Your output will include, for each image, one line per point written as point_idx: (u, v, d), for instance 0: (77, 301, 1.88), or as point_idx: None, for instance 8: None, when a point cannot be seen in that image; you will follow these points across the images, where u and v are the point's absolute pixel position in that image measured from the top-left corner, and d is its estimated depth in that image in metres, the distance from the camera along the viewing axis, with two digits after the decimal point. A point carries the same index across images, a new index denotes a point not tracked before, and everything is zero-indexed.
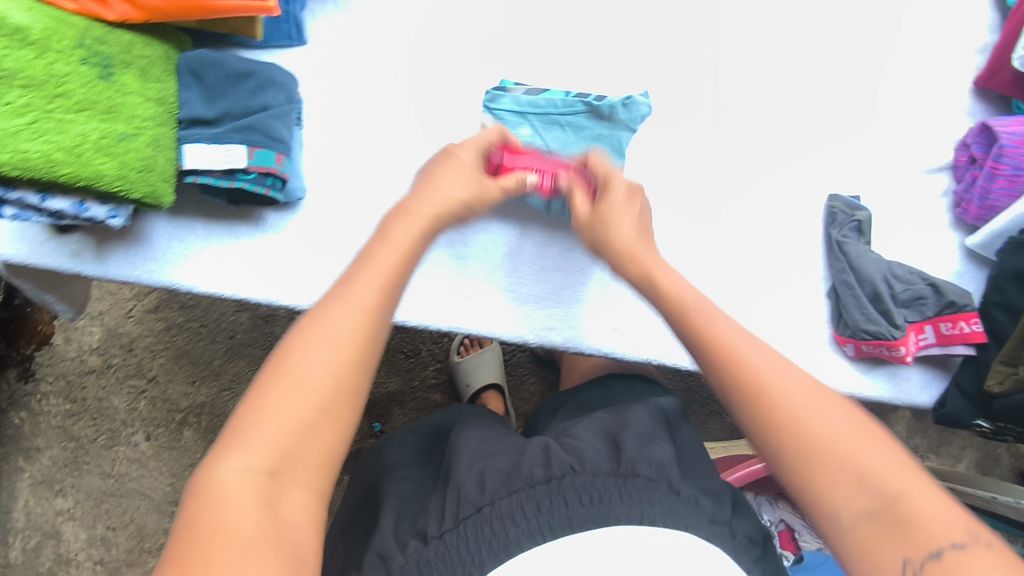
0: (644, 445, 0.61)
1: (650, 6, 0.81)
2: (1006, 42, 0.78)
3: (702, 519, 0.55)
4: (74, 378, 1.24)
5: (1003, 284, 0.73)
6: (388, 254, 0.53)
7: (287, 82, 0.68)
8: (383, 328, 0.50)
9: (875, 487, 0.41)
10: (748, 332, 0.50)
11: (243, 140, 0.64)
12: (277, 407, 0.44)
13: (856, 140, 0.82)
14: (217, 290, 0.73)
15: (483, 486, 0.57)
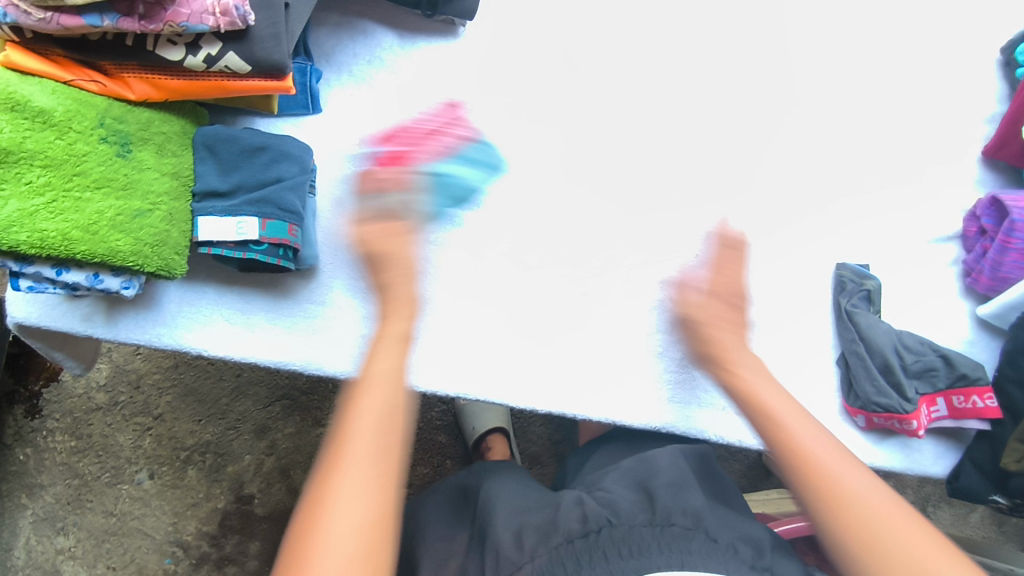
0: (677, 493, 0.63)
1: (660, 73, 0.82)
2: (1015, 115, 0.78)
3: (741, 567, 0.56)
4: (79, 416, 1.23)
5: (1017, 359, 0.72)
6: (368, 409, 0.52)
7: (300, 153, 0.69)
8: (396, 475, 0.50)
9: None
10: (778, 391, 0.59)
11: (255, 213, 0.65)
12: None
13: (867, 206, 0.82)
14: (226, 354, 0.74)
15: (521, 545, 0.58)
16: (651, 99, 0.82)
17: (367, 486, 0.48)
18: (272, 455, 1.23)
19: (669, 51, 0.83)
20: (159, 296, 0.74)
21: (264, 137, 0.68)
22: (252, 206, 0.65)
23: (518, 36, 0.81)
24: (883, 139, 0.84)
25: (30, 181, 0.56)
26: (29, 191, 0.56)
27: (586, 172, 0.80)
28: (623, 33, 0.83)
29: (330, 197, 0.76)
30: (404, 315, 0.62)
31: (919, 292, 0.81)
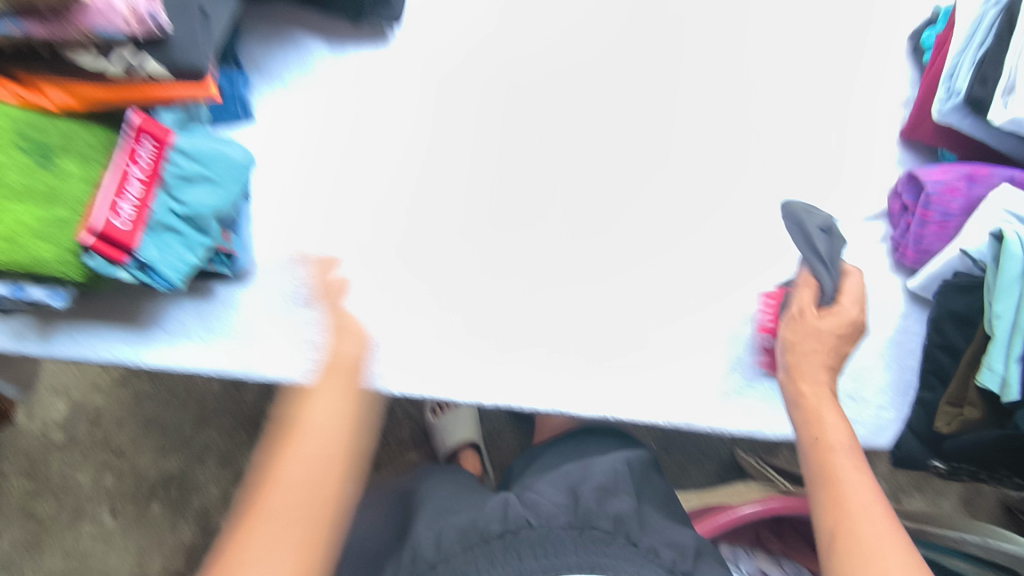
0: (603, 498, 0.63)
1: (588, 72, 0.85)
2: (925, 97, 0.82)
3: (659, 570, 0.56)
4: (39, 455, 1.30)
5: (943, 326, 0.75)
6: (321, 437, 0.54)
7: (214, 165, 0.64)
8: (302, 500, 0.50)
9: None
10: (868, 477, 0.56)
11: (182, 243, 0.64)
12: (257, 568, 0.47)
13: (796, 191, 0.85)
14: (163, 363, 0.73)
15: (439, 544, 0.58)
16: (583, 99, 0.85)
17: (284, 488, 0.51)
18: (237, 484, 1.29)
19: (598, 51, 0.86)
20: (101, 307, 0.73)
21: (210, 143, 0.64)
22: (196, 235, 0.64)
23: (450, 43, 0.83)
24: (810, 130, 0.87)
25: None
26: None
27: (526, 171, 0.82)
28: (552, 35, 0.85)
29: (269, 207, 0.77)
30: (337, 391, 0.59)
31: (850, 271, 0.84)
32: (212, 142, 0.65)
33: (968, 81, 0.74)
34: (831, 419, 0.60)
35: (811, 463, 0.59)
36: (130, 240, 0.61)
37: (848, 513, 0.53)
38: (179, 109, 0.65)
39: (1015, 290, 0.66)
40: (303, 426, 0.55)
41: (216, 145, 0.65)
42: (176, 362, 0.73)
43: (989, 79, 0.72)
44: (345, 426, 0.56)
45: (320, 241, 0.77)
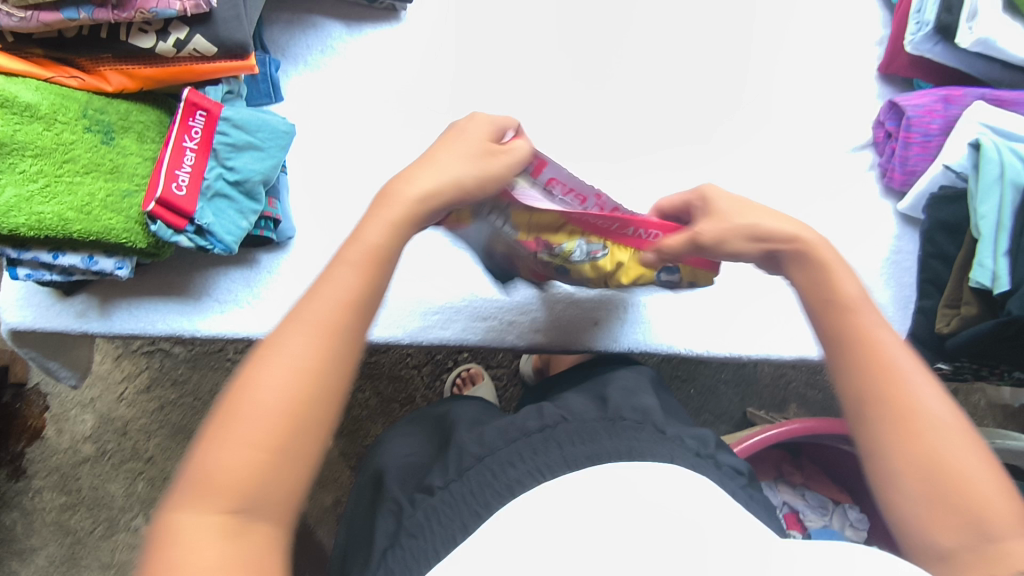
0: (629, 396, 0.70)
1: (585, 37, 0.92)
2: (898, 34, 0.89)
3: (688, 452, 0.61)
4: (67, 471, 1.33)
5: (934, 236, 0.81)
6: (359, 250, 0.51)
7: (259, 136, 0.69)
8: (325, 357, 0.47)
9: (947, 462, 0.50)
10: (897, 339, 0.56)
11: (234, 209, 0.69)
12: (242, 423, 0.45)
13: (784, 134, 0.92)
14: (218, 331, 0.78)
15: (483, 440, 0.63)
16: (581, 63, 0.91)
17: (283, 365, 0.46)
18: None
19: (593, 19, 0.92)
20: (156, 284, 0.77)
21: (250, 113, 0.69)
22: (244, 199, 0.69)
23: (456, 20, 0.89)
24: (794, 76, 0.94)
25: (23, 170, 0.61)
26: (23, 180, 0.61)
27: (536, 133, 0.88)
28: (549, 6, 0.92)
29: (303, 180, 0.82)
30: (384, 225, 0.53)
31: (841, 199, 0.91)
32: (257, 113, 0.70)
33: (935, 11, 0.80)
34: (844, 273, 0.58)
35: (850, 340, 0.56)
36: (189, 207, 0.66)
37: (887, 382, 0.53)
38: (223, 82, 0.70)
39: (996, 191, 0.73)
40: (306, 302, 0.49)
41: (262, 117, 0.70)
42: (231, 330, 0.78)
43: (954, 7, 0.79)
44: (343, 315, 0.49)
45: (354, 209, 0.82)
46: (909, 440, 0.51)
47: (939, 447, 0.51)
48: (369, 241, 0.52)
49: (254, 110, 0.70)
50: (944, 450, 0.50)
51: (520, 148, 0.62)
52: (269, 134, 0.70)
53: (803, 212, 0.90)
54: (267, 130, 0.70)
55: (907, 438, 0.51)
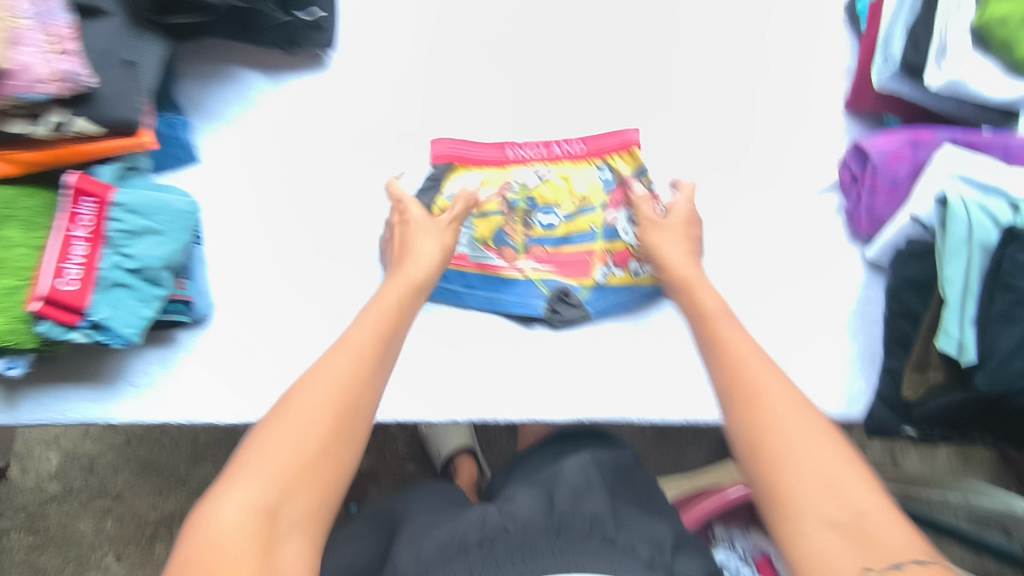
0: (577, 502, 0.64)
1: (530, 75, 0.85)
2: (865, 66, 0.83)
3: (637, 566, 0.57)
4: (33, 510, 1.28)
5: (901, 294, 0.76)
6: (368, 331, 0.57)
7: (161, 224, 0.64)
8: (343, 400, 0.51)
9: (844, 498, 0.46)
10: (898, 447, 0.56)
11: (136, 299, 0.64)
12: (279, 446, 0.47)
13: (745, 174, 0.86)
14: (131, 418, 0.73)
15: (420, 558, 0.59)
16: (527, 105, 0.84)
17: (253, 483, 0.45)
18: None
19: (540, 56, 0.86)
20: (66, 369, 0.73)
21: (149, 195, 0.63)
22: (146, 289, 0.64)
23: (390, 63, 0.83)
24: (758, 112, 0.87)
25: None
26: None
27: None
28: (492, 44, 0.85)
29: (223, 248, 0.76)
30: (361, 346, 0.55)
31: (807, 245, 0.84)
32: (157, 195, 0.64)
33: (902, 48, 0.74)
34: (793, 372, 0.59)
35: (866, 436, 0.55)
36: (81, 302, 0.61)
37: (768, 431, 0.50)
38: (117, 159, 0.63)
39: (964, 253, 0.67)
40: (289, 406, 0.50)
41: (164, 201, 0.64)
42: (146, 416, 0.73)
43: (921, 44, 0.72)
44: (326, 431, 0.49)
45: (277, 275, 0.76)
46: (793, 488, 0.47)
47: (841, 490, 0.46)
48: (377, 317, 0.59)
49: (152, 192, 0.64)
50: None
51: (457, 208, 0.72)
52: (173, 220, 0.64)
53: (766, 261, 0.84)
54: (170, 218, 0.64)
55: (795, 476, 0.47)
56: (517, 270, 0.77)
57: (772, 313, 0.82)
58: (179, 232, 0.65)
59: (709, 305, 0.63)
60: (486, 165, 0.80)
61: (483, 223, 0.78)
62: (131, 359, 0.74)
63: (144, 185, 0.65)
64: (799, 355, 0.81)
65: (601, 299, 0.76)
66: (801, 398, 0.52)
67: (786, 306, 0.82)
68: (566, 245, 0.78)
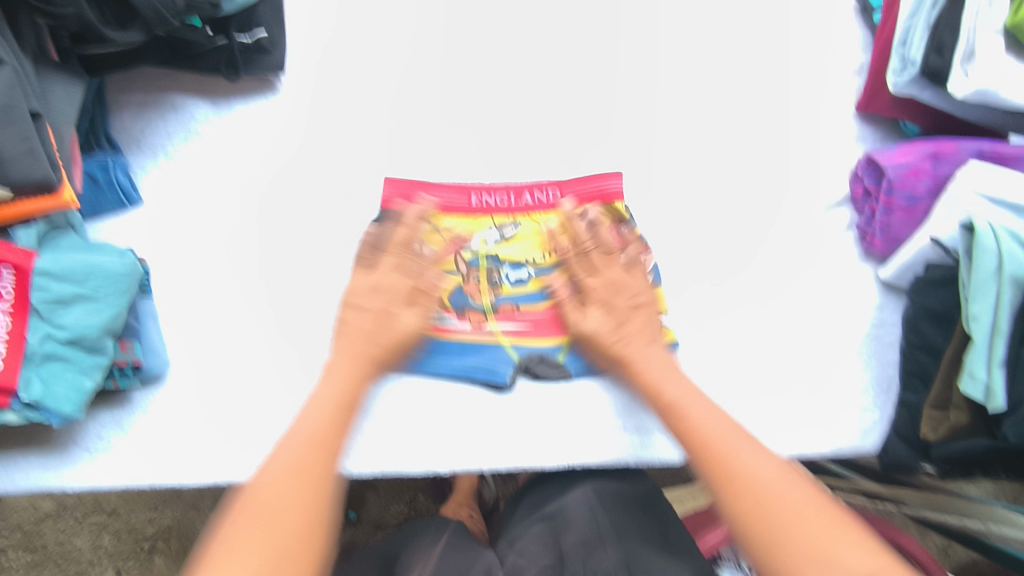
0: (588, 557, 0.60)
1: (509, 85, 0.77)
2: (878, 66, 0.74)
3: None
4: (30, 528, 1.09)
5: (919, 324, 0.69)
6: (333, 389, 0.58)
7: (95, 291, 0.57)
8: (270, 474, 0.50)
9: (838, 564, 0.45)
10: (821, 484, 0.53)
11: (74, 370, 0.58)
12: (243, 532, 0.46)
13: (749, 187, 0.78)
14: (88, 485, 0.67)
15: None
16: (505, 120, 0.76)
17: (234, 570, 0.44)
18: None
19: (518, 63, 0.78)
20: (14, 437, 0.67)
21: (78, 260, 0.57)
22: (85, 360, 0.58)
23: (352, 81, 0.75)
24: (760, 119, 0.79)
25: None
26: None
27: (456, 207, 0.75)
28: (463, 51, 0.77)
29: (176, 296, 0.69)
30: (318, 414, 0.56)
31: (815, 265, 0.77)
32: (90, 259, 0.58)
33: (923, 50, 0.66)
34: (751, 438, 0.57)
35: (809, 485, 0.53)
36: (11, 382, 0.55)
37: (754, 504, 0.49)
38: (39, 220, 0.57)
39: (992, 287, 0.60)
40: (253, 501, 0.48)
41: (100, 264, 0.58)
42: (104, 482, 0.67)
43: (946, 47, 0.64)
44: (296, 528, 0.47)
45: (232, 322, 0.69)
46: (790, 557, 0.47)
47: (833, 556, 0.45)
48: (353, 374, 0.59)
49: (83, 257, 0.58)
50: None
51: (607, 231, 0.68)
52: (110, 284, 0.58)
53: (772, 283, 0.76)
54: (105, 283, 0.58)
55: (789, 548, 0.47)
56: (486, 332, 0.70)
57: (779, 342, 0.75)
58: (118, 297, 0.58)
59: (661, 377, 0.60)
60: (449, 212, 0.72)
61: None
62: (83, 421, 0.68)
63: (71, 245, 0.59)
64: (809, 387, 0.74)
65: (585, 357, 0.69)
66: (786, 469, 0.52)
67: (794, 332, 0.75)
68: (541, 301, 0.71)
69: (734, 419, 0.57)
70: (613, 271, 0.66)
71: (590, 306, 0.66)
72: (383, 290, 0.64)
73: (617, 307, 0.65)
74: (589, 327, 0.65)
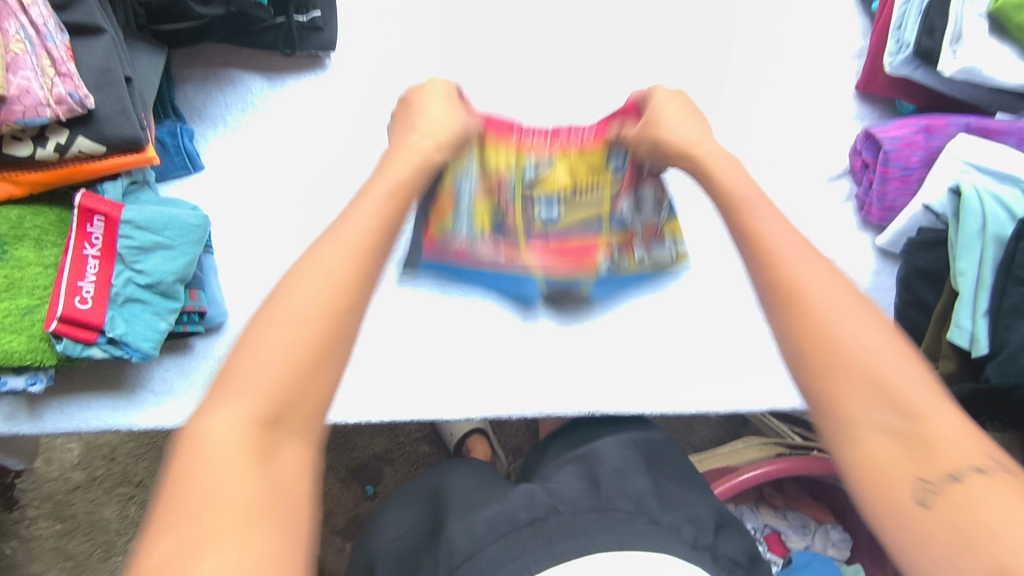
0: (620, 480, 0.61)
1: (534, 66, 0.84)
2: (875, 50, 0.81)
3: (683, 546, 0.55)
4: (61, 498, 1.12)
5: (912, 283, 0.75)
6: (388, 183, 0.53)
7: (172, 242, 0.64)
8: (322, 253, 0.44)
9: (899, 400, 0.40)
10: (839, 284, 0.46)
11: (152, 313, 0.64)
12: (269, 339, 0.40)
13: (755, 161, 0.85)
14: (153, 424, 0.73)
15: (471, 534, 0.57)
16: (530, 97, 0.83)
17: (239, 398, 0.38)
18: None
19: (542, 45, 0.84)
20: (86, 380, 0.73)
21: (156, 210, 0.64)
22: (161, 304, 0.64)
23: (390, 62, 0.81)
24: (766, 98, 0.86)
25: None
26: None
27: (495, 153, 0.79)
28: (492, 34, 0.84)
29: (231, 254, 0.76)
30: (376, 200, 0.50)
31: (809, 223, 0.84)
32: (166, 211, 0.64)
33: (916, 33, 0.71)
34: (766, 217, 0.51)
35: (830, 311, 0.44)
36: (99, 319, 0.62)
37: (816, 332, 0.43)
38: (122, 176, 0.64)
39: (977, 244, 0.67)
40: (276, 304, 0.42)
41: (176, 216, 0.64)
42: (167, 422, 0.73)
43: (937, 29, 0.70)
44: (324, 326, 0.41)
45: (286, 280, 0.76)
46: (900, 394, 0.40)
47: (898, 398, 0.40)
48: (394, 179, 0.53)
49: (163, 209, 0.64)
50: (885, 367, 0.41)
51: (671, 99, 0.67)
52: (185, 235, 0.65)
53: None
54: (180, 235, 0.64)
55: (842, 383, 0.42)
56: (518, 264, 0.74)
57: None
58: (191, 246, 0.65)
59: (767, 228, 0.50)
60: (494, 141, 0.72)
61: (484, 214, 0.73)
62: (150, 366, 0.74)
63: (149, 200, 0.66)
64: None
65: (606, 289, 0.75)
66: (856, 301, 0.45)
67: None
68: (570, 232, 0.75)
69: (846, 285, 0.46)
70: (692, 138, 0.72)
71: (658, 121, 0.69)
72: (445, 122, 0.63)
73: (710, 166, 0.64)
74: (664, 120, 0.64)
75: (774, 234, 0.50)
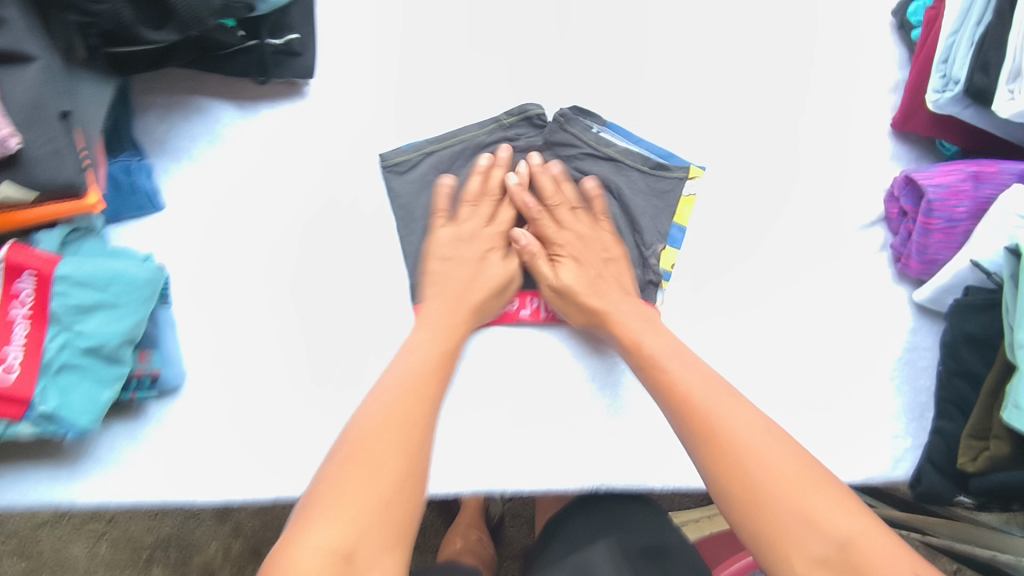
0: None
1: (537, 93, 0.75)
2: (916, 85, 0.73)
3: None
4: (24, 535, 0.94)
5: (959, 350, 0.67)
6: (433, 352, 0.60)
7: (119, 300, 0.55)
8: (405, 369, 0.58)
9: (824, 530, 0.48)
10: (757, 414, 0.55)
11: (94, 381, 0.56)
12: (354, 488, 0.48)
13: (781, 203, 0.77)
14: (98, 500, 0.64)
15: None
16: None
17: (334, 525, 0.46)
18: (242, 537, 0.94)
19: (547, 70, 0.76)
20: (23, 447, 0.64)
21: (101, 264, 0.55)
22: (105, 370, 0.56)
23: (377, 90, 0.73)
24: (792, 135, 0.78)
25: None
26: None
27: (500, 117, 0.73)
28: (492, 57, 0.75)
29: (194, 305, 0.67)
30: (429, 355, 0.59)
31: (839, 274, 0.76)
32: (113, 264, 0.56)
33: (968, 68, 0.64)
34: (679, 369, 0.59)
35: (720, 457, 0.53)
36: (26, 392, 0.53)
37: (765, 491, 0.50)
38: (62, 224, 0.56)
39: None
40: (362, 441, 0.51)
41: (126, 271, 0.56)
42: (114, 497, 0.64)
43: (992, 66, 0.62)
44: (400, 477, 0.50)
45: (254, 335, 0.67)
46: (789, 542, 0.48)
47: (859, 565, 0.46)
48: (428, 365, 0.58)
49: (111, 262, 0.56)
50: (832, 514, 0.48)
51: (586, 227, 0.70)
52: (134, 291, 0.56)
53: (802, 304, 0.75)
54: (127, 293, 0.56)
55: (776, 518, 0.49)
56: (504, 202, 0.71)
57: (809, 364, 0.73)
58: (141, 305, 0.56)
59: (683, 382, 0.58)
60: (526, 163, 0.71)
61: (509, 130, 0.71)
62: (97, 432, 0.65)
63: (95, 251, 0.57)
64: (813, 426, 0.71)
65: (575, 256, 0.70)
66: (785, 441, 0.53)
67: (822, 353, 0.74)
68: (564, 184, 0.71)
69: (760, 413, 0.55)
70: (574, 221, 0.70)
71: (561, 261, 0.68)
72: (481, 238, 0.68)
73: (588, 261, 0.68)
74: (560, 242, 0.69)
75: (728, 411, 0.54)
